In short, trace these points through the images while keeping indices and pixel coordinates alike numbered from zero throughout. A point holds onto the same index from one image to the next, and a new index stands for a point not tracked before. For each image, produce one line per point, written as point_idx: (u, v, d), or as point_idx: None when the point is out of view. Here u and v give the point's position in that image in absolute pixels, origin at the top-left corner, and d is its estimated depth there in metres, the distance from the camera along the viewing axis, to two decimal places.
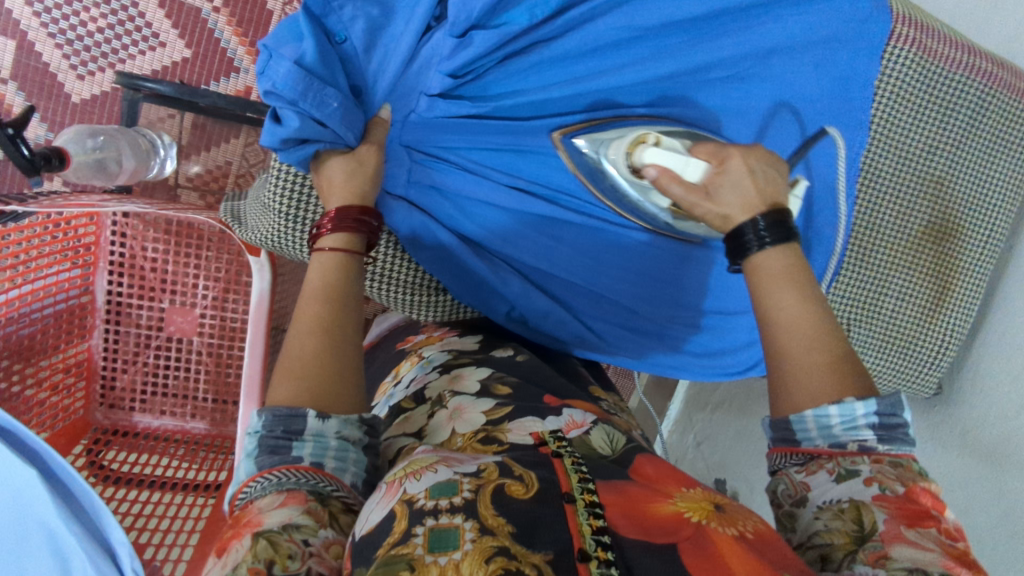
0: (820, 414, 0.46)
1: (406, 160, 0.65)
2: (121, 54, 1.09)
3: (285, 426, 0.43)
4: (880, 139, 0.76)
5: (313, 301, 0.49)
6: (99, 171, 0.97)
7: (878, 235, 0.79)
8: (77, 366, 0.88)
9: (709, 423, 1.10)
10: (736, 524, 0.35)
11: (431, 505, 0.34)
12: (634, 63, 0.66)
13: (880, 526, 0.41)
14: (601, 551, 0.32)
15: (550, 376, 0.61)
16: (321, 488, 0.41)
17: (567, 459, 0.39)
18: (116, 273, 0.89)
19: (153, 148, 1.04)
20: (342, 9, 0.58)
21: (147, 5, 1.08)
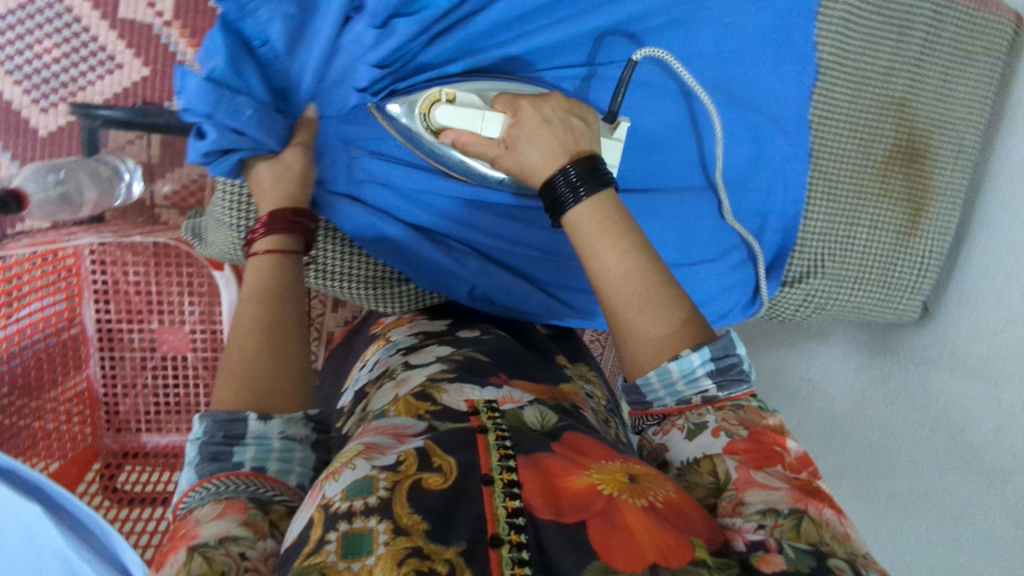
0: (662, 374, 0.50)
1: (344, 158, 0.67)
2: (80, 81, 1.09)
3: (225, 430, 0.48)
4: (836, 66, 0.73)
5: (247, 304, 0.56)
6: (63, 204, 0.99)
7: (845, 167, 0.77)
8: (80, 396, 0.93)
9: None
10: (648, 495, 0.40)
11: (345, 507, 0.36)
12: (562, 22, 0.66)
13: (733, 475, 0.47)
14: (513, 535, 0.36)
15: (510, 353, 0.63)
16: (263, 494, 0.45)
17: (491, 434, 0.42)
18: (101, 301, 0.92)
19: (117, 174, 1.06)
20: (258, 11, 0.56)
21: (99, 28, 1.08)
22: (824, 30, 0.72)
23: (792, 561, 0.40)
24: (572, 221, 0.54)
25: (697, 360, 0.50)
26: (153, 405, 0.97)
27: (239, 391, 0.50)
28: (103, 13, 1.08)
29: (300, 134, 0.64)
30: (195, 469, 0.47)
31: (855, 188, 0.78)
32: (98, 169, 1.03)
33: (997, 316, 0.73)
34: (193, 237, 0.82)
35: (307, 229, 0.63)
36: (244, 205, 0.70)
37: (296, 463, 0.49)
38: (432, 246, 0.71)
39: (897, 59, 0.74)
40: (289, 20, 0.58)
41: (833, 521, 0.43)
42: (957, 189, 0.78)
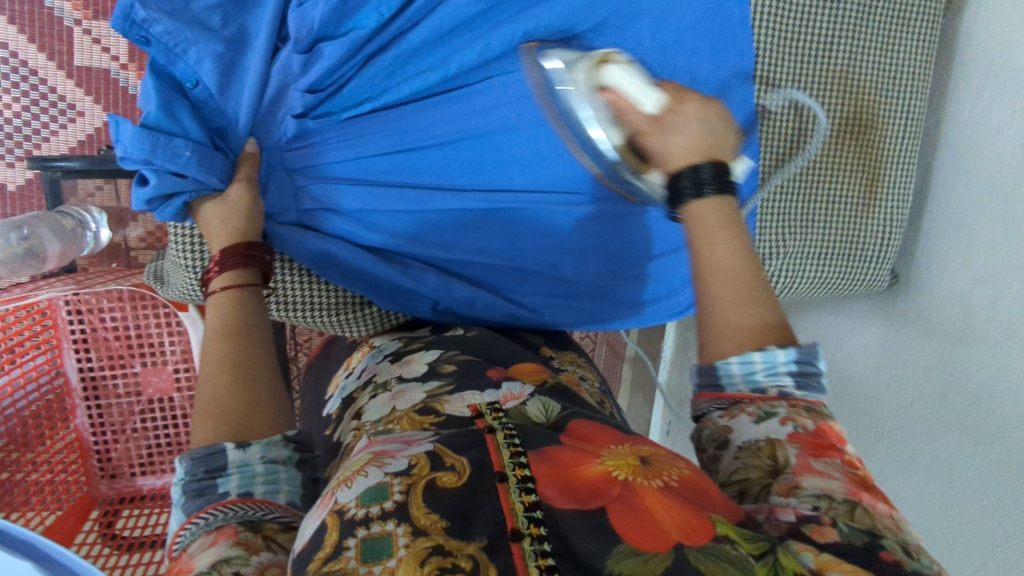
0: (745, 359, 0.50)
1: (292, 188, 0.71)
2: (43, 132, 1.09)
3: (205, 466, 0.48)
4: (774, 51, 0.77)
5: (211, 340, 0.57)
6: (29, 258, 0.99)
7: (797, 144, 0.81)
8: (71, 447, 0.92)
9: None
10: (662, 475, 0.40)
11: (361, 514, 0.36)
12: (495, 31, 0.68)
13: (792, 460, 0.45)
14: (533, 528, 0.35)
15: (499, 347, 0.65)
16: (253, 516, 0.46)
17: (499, 433, 0.42)
18: (82, 350, 0.92)
19: (82, 225, 1.05)
20: (186, 54, 0.64)
21: (55, 77, 1.07)
22: (758, 18, 0.76)
23: (845, 536, 0.39)
24: (694, 210, 0.53)
25: (782, 355, 0.49)
26: (148, 448, 0.97)
27: (218, 424, 0.51)
28: (59, 63, 1.07)
29: (243, 169, 0.68)
30: (182, 508, 0.46)
31: (811, 167, 0.82)
32: (61, 222, 1.02)
33: (968, 274, 0.75)
34: (156, 280, 0.82)
35: (264, 263, 0.64)
36: (196, 246, 0.71)
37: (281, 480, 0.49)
38: (387, 266, 0.74)
39: (835, 39, 0.78)
40: (219, 57, 0.65)
41: (893, 517, 0.41)
42: (909, 152, 0.81)
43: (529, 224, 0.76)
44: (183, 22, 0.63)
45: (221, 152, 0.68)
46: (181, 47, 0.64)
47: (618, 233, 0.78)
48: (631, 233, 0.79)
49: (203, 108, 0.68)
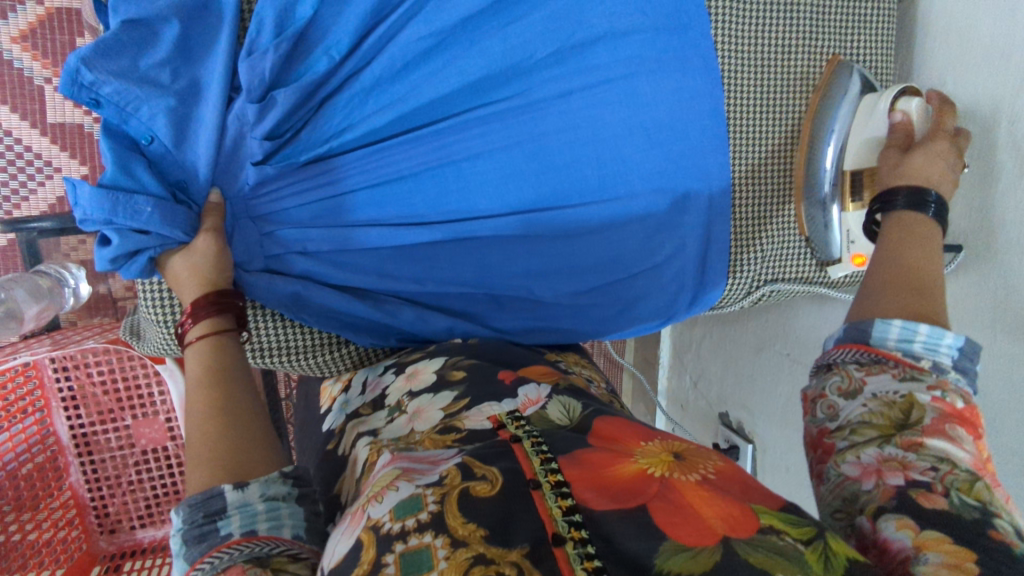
0: (908, 326, 0.51)
1: (255, 236, 0.71)
2: (21, 191, 1.08)
3: (203, 511, 0.45)
4: (734, 58, 0.82)
5: (195, 393, 0.56)
6: (10, 320, 0.95)
7: (759, 140, 0.85)
8: (67, 506, 0.90)
9: (699, 358, 1.17)
10: (697, 469, 0.40)
11: (397, 529, 0.35)
12: (449, 67, 0.71)
13: (925, 421, 0.45)
14: (574, 531, 0.34)
15: (506, 354, 0.65)
16: (261, 552, 0.44)
17: (526, 442, 0.42)
18: (70, 408, 0.91)
19: (60, 282, 1.04)
20: (139, 111, 0.65)
21: (30, 136, 1.07)
22: (716, 29, 0.81)
23: (954, 507, 0.39)
24: (900, 217, 0.62)
25: (948, 337, 0.50)
26: (144, 499, 0.96)
27: (214, 470, 0.50)
28: (32, 121, 1.07)
29: (207, 220, 0.67)
30: (184, 556, 0.44)
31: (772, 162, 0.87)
32: (38, 283, 1.00)
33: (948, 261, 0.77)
34: (133, 335, 0.81)
35: (237, 309, 0.64)
36: (167, 301, 0.70)
37: (285, 517, 0.46)
38: (361, 302, 0.74)
39: (790, 45, 0.85)
40: (171, 111, 0.65)
41: (1006, 501, 0.41)
42: None
43: (509, 248, 0.76)
44: (130, 80, 0.64)
45: (183, 205, 0.68)
46: (132, 106, 0.64)
47: (601, 251, 0.79)
48: (615, 250, 0.80)
49: (161, 163, 0.68)
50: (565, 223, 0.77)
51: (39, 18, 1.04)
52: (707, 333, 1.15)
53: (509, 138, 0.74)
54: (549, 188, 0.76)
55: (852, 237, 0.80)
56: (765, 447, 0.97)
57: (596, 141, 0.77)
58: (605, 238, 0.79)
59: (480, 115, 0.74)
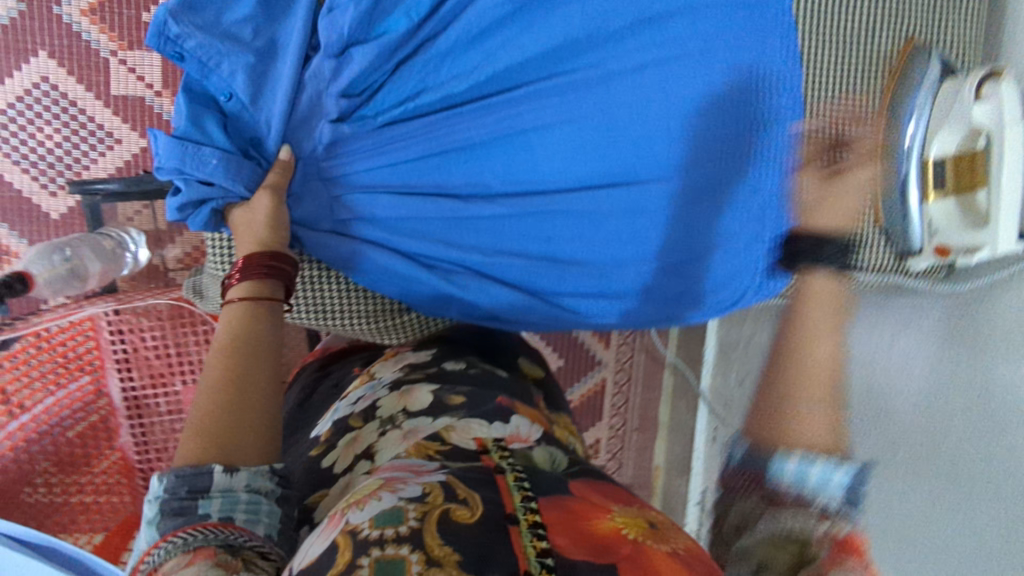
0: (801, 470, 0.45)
1: (328, 196, 0.73)
2: (83, 160, 1.11)
3: (189, 485, 0.46)
4: (815, 25, 0.75)
5: (222, 359, 0.56)
6: (72, 280, 1.01)
7: (833, 120, 0.77)
8: (115, 468, 0.93)
9: (746, 356, 1.11)
10: (669, 541, 0.38)
11: (375, 535, 0.35)
12: (526, 33, 0.68)
13: (820, 556, 0.43)
14: (544, 572, 0.33)
15: (503, 385, 0.63)
16: (233, 540, 0.45)
17: (509, 476, 0.41)
18: (123, 370, 0.96)
19: (120, 245, 1.07)
20: (221, 68, 0.67)
21: (94, 107, 1.10)
22: None
23: None
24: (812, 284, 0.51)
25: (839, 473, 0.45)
26: None
27: (202, 450, 0.50)
28: (97, 93, 1.10)
29: (271, 177, 0.69)
30: (156, 525, 0.45)
31: None
32: (101, 244, 1.05)
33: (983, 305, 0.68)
34: (195, 294, 0.83)
35: (286, 275, 0.65)
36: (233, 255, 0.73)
37: (262, 513, 0.46)
38: (419, 268, 0.73)
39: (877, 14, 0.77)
40: (249, 69, 0.68)
41: None
42: None
43: (561, 228, 0.73)
44: (215, 36, 0.67)
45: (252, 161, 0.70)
46: (215, 63, 0.67)
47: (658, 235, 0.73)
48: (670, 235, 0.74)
49: (236, 120, 0.70)
50: (631, 207, 0.72)
51: None
52: (751, 333, 1.10)
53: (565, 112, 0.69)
54: (608, 167, 0.71)
55: (933, 230, 0.71)
56: None
57: (666, 121, 0.70)
58: (666, 219, 0.73)
59: (536, 88, 0.69)
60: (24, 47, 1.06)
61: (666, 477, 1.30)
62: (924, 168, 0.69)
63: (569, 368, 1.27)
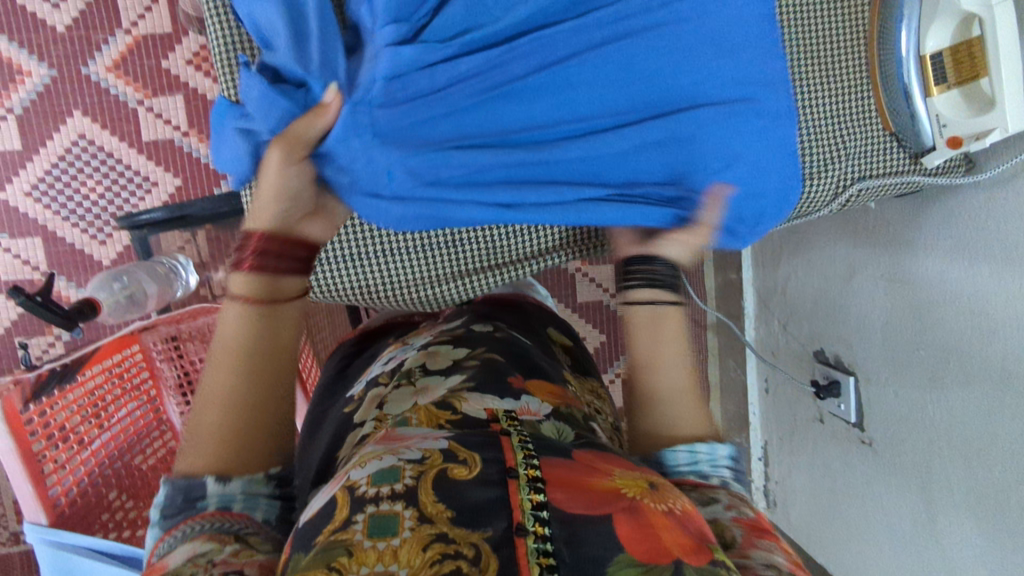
0: (689, 449, 0.53)
1: (385, 162, 0.63)
2: (126, 207, 1.16)
3: (184, 494, 0.44)
4: None
5: (222, 365, 0.49)
6: (132, 305, 1.08)
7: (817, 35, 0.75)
8: None
9: (788, 301, 1.07)
10: (668, 501, 0.40)
11: (371, 493, 0.36)
12: None
13: (737, 538, 0.44)
14: (538, 526, 0.35)
15: (526, 352, 0.62)
16: (233, 529, 0.44)
17: (514, 437, 0.41)
18: (179, 396, 1.02)
19: (174, 272, 1.14)
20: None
21: (128, 154, 1.14)
22: None
23: None
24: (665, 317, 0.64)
25: (722, 448, 0.54)
26: None
27: (219, 457, 0.47)
28: (129, 141, 1.14)
29: None
30: (164, 517, 0.44)
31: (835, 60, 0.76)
32: (155, 270, 1.11)
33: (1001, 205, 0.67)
34: None
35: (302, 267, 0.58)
36: None
37: (262, 497, 0.47)
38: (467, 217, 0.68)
39: None
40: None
41: None
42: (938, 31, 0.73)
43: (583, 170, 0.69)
44: None
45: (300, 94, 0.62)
46: None
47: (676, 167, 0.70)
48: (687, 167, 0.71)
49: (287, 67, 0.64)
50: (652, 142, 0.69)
51: (128, 46, 1.11)
52: (790, 277, 1.07)
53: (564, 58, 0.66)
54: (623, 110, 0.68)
55: (942, 123, 0.70)
56: (868, 377, 0.87)
57: (663, 60, 0.67)
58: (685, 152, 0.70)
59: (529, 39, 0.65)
60: (59, 110, 1.11)
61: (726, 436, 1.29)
62: (923, 64, 0.70)
63: (613, 342, 1.26)
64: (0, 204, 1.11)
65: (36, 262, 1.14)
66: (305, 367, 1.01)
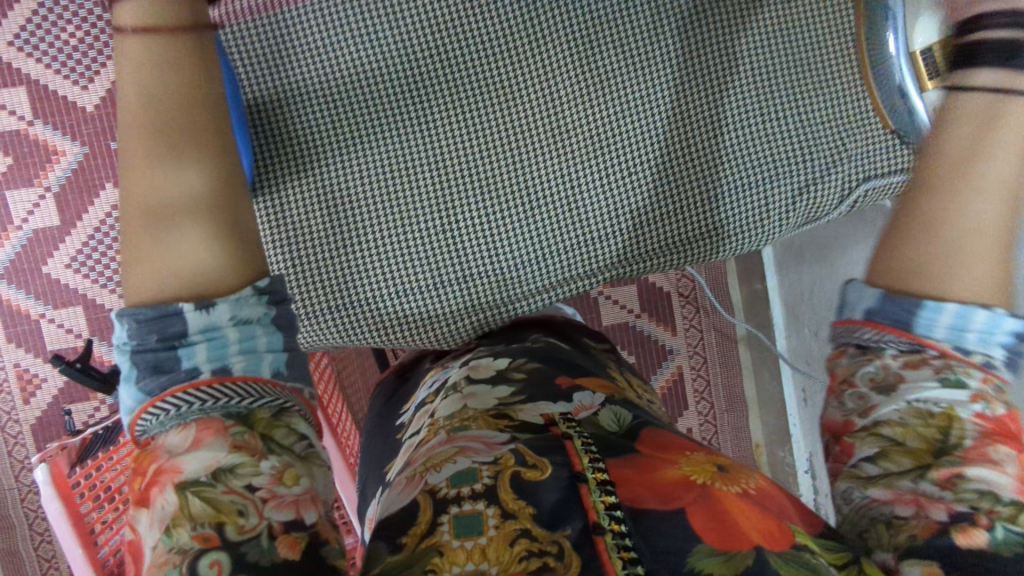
0: (960, 316, 0.52)
1: None
2: None
3: (158, 333, 0.46)
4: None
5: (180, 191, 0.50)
6: None
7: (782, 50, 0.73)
8: None
9: (814, 306, 1.06)
10: (739, 482, 0.43)
11: (452, 494, 0.40)
12: None
13: (966, 443, 0.48)
14: (614, 525, 0.37)
15: (568, 356, 0.63)
16: (239, 404, 0.46)
17: (578, 440, 0.44)
18: None
19: None
20: None
21: None
22: None
23: (993, 543, 0.43)
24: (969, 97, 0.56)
25: (1006, 322, 0.52)
26: None
27: (163, 281, 0.48)
28: None
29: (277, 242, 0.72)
30: (136, 381, 0.45)
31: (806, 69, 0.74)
32: None
33: None
34: None
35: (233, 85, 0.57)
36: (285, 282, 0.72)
37: (252, 336, 0.48)
38: None
39: None
40: None
41: None
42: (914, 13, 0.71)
43: None
44: None
45: None
46: None
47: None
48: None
49: None
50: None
51: None
52: (812, 281, 1.07)
53: (526, 101, 0.72)
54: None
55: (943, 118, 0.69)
56: None
57: None
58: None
59: (485, 84, 0.71)
60: (93, 182, 1.17)
61: (768, 452, 1.27)
62: (915, 61, 0.72)
63: (645, 362, 1.26)
64: (44, 277, 1.16)
65: (78, 329, 1.18)
66: (336, 413, 1.03)
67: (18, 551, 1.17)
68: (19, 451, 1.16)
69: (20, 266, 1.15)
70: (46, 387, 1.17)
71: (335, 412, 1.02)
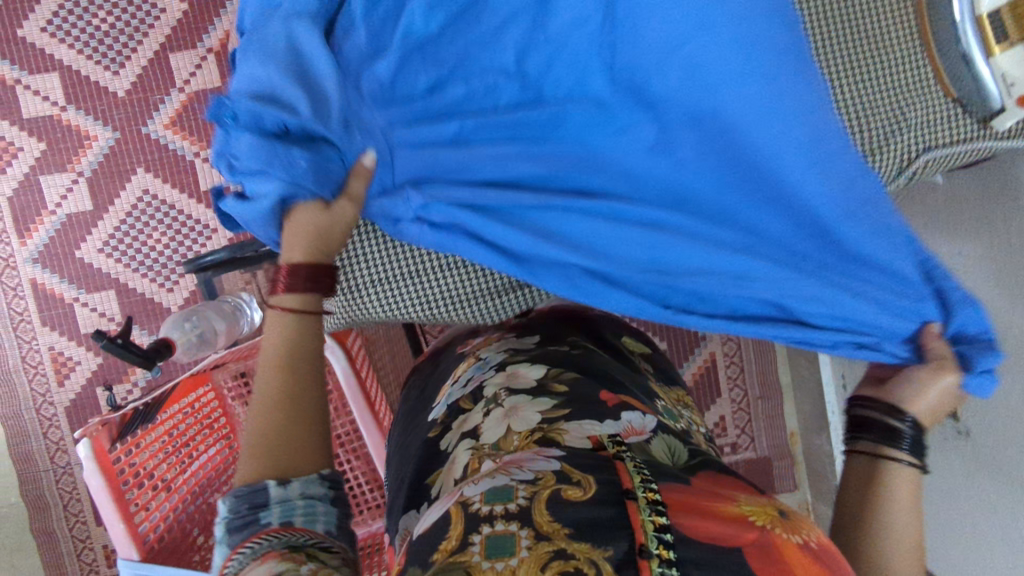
0: None
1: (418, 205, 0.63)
2: (190, 254, 1.20)
3: (248, 502, 0.45)
4: None
5: (279, 370, 0.54)
6: (203, 344, 1.11)
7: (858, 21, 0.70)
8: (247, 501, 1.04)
9: None
10: (801, 532, 0.40)
11: (485, 510, 0.39)
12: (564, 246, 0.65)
13: None
14: (662, 549, 0.35)
15: (613, 370, 0.61)
16: (298, 541, 0.44)
17: (629, 462, 0.42)
18: None
19: (238, 309, 1.19)
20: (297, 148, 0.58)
21: (187, 204, 1.19)
22: None
23: None
24: None
25: None
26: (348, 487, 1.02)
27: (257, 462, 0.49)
28: (190, 193, 1.19)
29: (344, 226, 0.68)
30: (226, 541, 0.45)
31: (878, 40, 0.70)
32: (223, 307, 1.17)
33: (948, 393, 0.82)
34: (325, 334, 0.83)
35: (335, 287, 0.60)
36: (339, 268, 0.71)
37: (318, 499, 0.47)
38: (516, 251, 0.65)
39: None
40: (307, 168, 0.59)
41: None
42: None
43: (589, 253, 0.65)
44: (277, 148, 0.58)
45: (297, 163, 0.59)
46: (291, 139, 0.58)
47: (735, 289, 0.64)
48: (696, 288, 0.64)
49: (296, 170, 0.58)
50: (728, 169, 0.63)
51: (183, 104, 1.17)
52: None
53: None
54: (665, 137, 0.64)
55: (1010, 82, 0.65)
56: None
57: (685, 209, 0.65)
58: (741, 233, 0.64)
59: None
60: (124, 168, 1.17)
61: (804, 441, 1.25)
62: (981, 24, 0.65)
63: (678, 347, 1.23)
64: (77, 262, 1.17)
65: (112, 314, 1.20)
66: (376, 396, 1.02)
67: (54, 530, 1.20)
68: (53, 433, 1.19)
69: (54, 250, 1.17)
70: (80, 369, 1.19)
71: (374, 391, 1.02)
